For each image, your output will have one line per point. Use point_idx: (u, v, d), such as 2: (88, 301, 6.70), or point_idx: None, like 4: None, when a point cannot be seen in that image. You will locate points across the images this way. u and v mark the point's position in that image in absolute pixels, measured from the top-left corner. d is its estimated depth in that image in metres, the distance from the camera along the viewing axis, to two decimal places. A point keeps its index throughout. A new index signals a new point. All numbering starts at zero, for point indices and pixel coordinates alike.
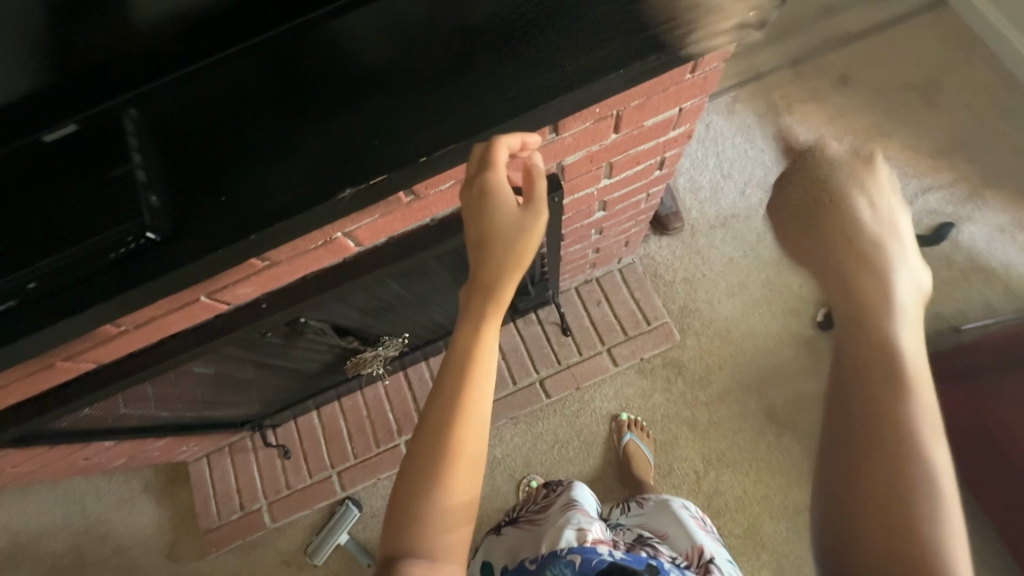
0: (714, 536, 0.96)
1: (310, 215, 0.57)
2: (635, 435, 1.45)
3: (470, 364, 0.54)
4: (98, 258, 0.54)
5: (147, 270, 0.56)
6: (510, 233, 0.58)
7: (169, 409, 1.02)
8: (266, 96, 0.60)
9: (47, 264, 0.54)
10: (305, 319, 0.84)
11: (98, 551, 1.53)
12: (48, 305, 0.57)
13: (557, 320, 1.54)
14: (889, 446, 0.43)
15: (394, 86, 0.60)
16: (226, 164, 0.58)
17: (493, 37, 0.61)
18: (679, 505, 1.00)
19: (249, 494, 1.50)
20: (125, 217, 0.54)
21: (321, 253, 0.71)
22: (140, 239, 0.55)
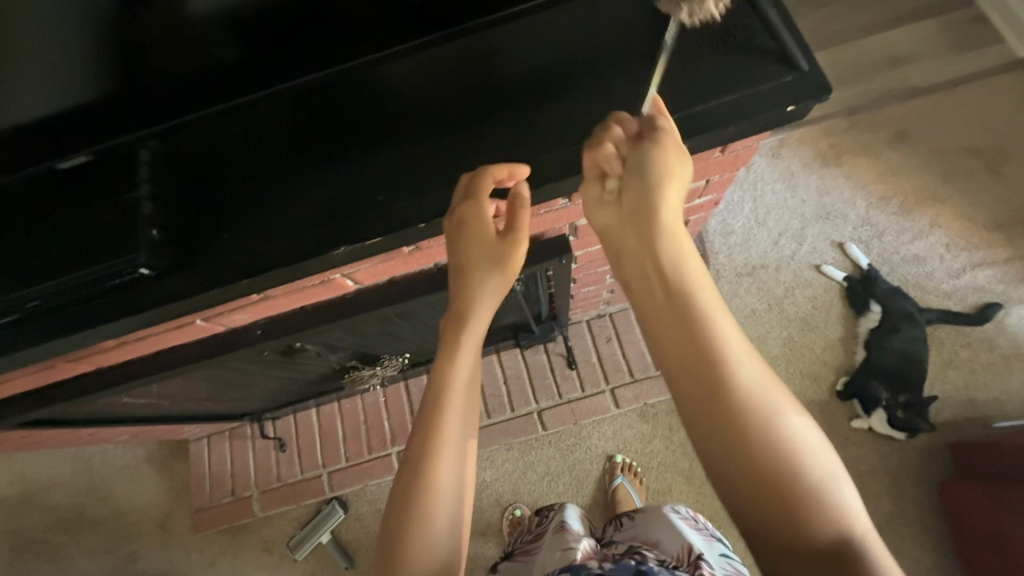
0: (707, 535, 0.94)
1: (304, 266, 0.57)
2: (627, 479, 1.43)
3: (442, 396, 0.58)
4: (96, 286, 0.55)
5: (140, 303, 0.56)
6: (486, 269, 0.63)
7: (167, 402, 1.05)
8: (279, 137, 0.60)
9: (44, 290, 0.54)
10: (301, 343, 0.84)
11: (97, 511, 1.60)
12: (45, 324, 0.58)
13: (563, 352, 1.52)
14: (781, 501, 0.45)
15: (406, 143, 0.58)
16: (229, 203, 0.58)
17: (515, 102, 0.58)
18: (669, 510, 0.98)
19: (242, 480, 1.54)
20: (121, 250, 0.54)
21: (318, 290, 0.70)
22: (134, 273, 0.55)
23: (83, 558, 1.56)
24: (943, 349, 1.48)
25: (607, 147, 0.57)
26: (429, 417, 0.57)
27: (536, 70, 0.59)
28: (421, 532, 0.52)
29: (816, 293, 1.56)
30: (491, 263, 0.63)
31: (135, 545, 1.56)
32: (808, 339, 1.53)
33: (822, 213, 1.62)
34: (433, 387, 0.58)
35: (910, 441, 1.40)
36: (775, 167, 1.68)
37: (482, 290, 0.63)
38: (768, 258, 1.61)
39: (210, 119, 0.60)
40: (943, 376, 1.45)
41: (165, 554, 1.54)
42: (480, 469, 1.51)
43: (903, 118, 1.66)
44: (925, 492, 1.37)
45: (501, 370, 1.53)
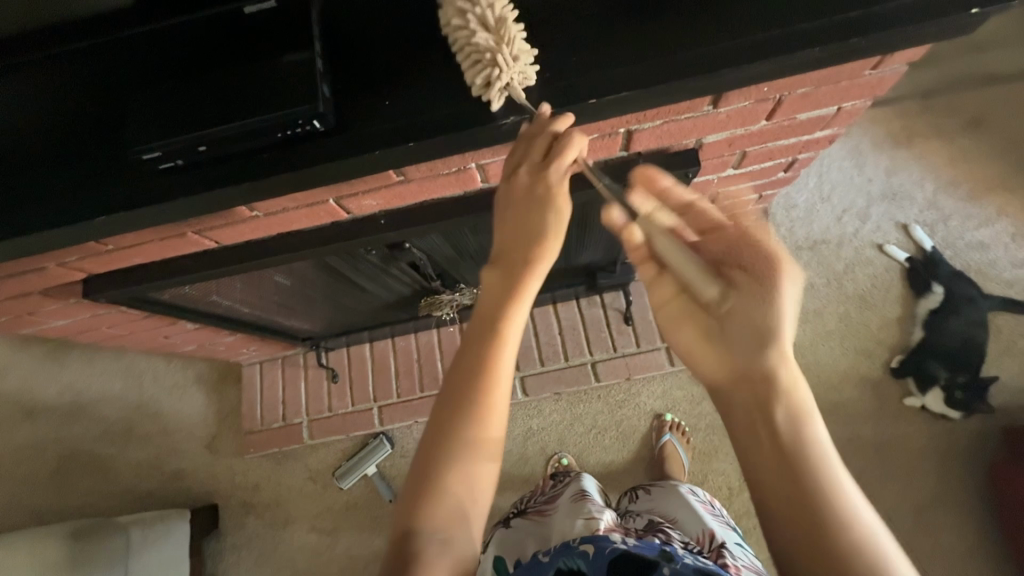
0: (720, 520, 0.97)
1: (466, 135, 0.57)
2: (674, 437, 1.44)
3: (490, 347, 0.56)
4: (269, 135, 0.56)
5: (309, 157, 0.58)
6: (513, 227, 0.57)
7: (254, 304, 1.07)
8: (446, 7, 0.59)
9: (215, 132, 0.55)
10: (407, 245, 0.85)
11: (147, 427, 1.62)
12: (203, 175, 0.59)
13: (621, 308, 1.52)
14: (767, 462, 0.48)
15: (571, 24, 0.58)
16: (395, 70, 0.58)
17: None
18: (686, 491, 1.04)
19: (293, 407, 1.56)
20: (298, 98, 0.54)
21: (451, 180, 0.71)
22: (306, 125, 0.56)
23: (130, 470, 1.59)
24: (1001, 337, 1.47)
25: (783, 39, 0.55)
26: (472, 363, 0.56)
27: None
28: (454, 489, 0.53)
29: (876, 272, 1.56)
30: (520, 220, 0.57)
31: (182, 463, 1.58)
32: (866, 315, 1.53)
33: (889, 193, 1.61)
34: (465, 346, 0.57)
35: (962, 423, 1.40)
36: (844, 144, 1.68)
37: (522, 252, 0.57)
38: (830, 234, 1.61)
39: None
40: (1000, 363, 1.45)
41: (211, 473, 1.57)
42: (528, 417, 1.53)
43: (979, 105, 1.65)
44: (973, 474, 1.37)
45: (557, 321, 1.54)
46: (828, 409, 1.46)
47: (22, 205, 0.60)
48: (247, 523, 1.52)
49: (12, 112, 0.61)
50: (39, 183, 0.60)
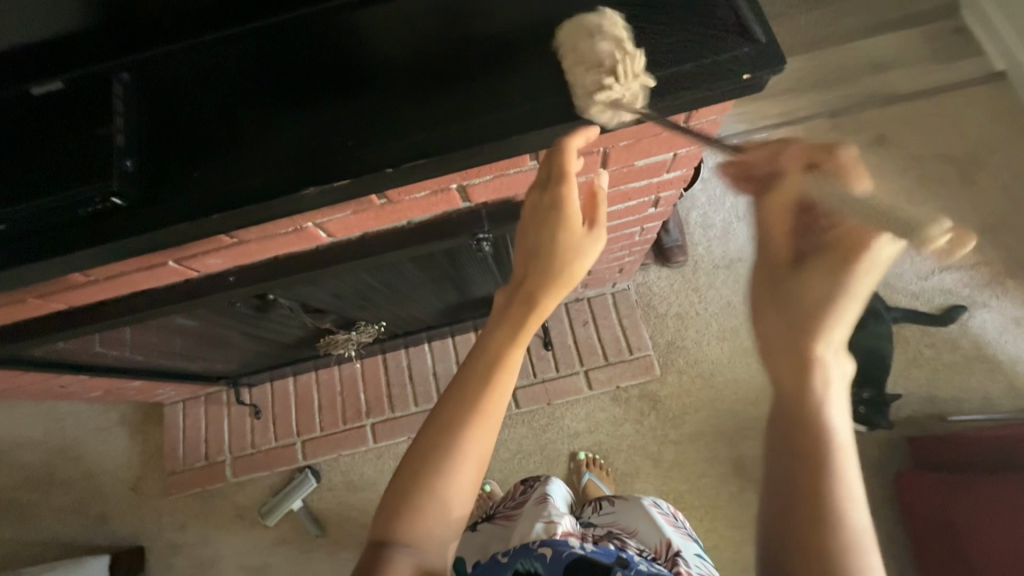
0: (683, 533, 1.00)
1: (269, 205, 0.58)
2: (594, 475, 1.43)
3: (497, 363, 0.57)
4: (70, 213, 0.57)
5: (110, 231, 0.58)
6: (551, 259, 0.59)
7: (145, 353, 1.07)
8: (256, 81, 0.61)
9: (11, 214, 0.57)
10: (271, 295, 0.86)
11: (71, 471, 1.61)
12: (7, 253, 0.60)
13: (540, 333, 1.54)
14: (813, 468, 0.47)
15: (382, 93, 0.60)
16: (202, 144, 0.59)
17: (491, 61, 0.60)
18: (649, 504, 1.05)
19: (216, 445, 1.55)
20: (91, 177, 0.56)
21: (293, 239, 0.73)
22: (106, 202, 0.57)
23: (53, 516, 1.58)
24: (908, 347, 1.51)
25: (570, 107, 0.58)
26: (479, 377, 0.56)
27: (510, 24, 0.60)
28: (433, 493, 0.52)
29: None
30: (554, 251, 0.59)
31: (107, 506, 1.57)
32: None
33: None
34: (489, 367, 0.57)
35: (871, 434, 1.44)
36: None
37: (542, 283, 0.59)
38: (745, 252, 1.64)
39: (185, 56, 0.62)
40: (907, 373, 1.49)
41: (136, 516, 1.56)
42: None
43: None
44: (882, 484, 1.41)
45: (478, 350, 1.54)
46: (744, 425, 1.49)
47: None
48: (174, 563, 1.52)
49: None
50: None
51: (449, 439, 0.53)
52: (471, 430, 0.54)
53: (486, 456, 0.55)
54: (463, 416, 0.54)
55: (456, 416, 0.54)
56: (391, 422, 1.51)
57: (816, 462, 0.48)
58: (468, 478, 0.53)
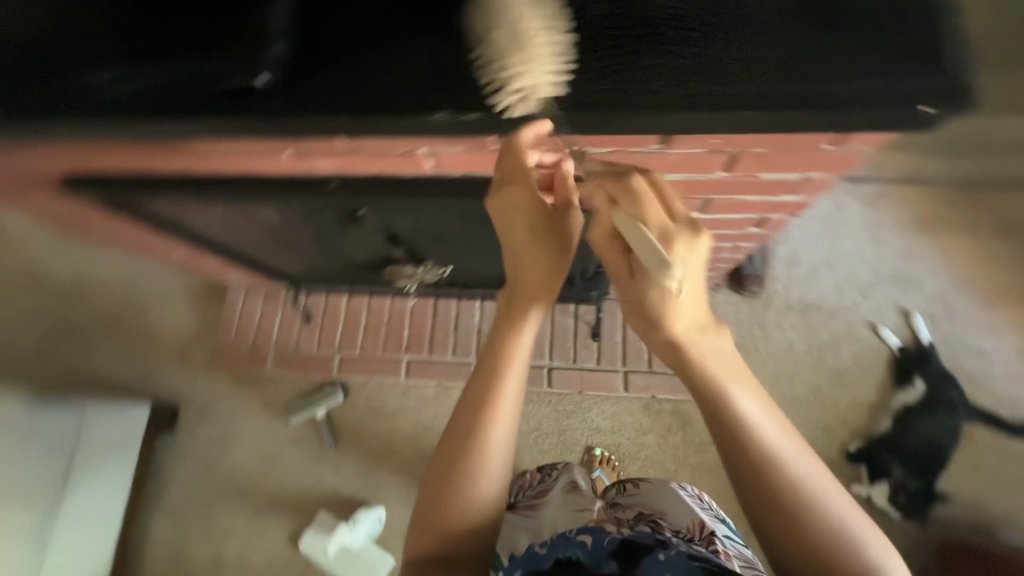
0: (710, 515, 0.93)
1: (395, 121, 0.60)
2: (604, 472, 1.43)
3: (488, 367, 0.69)
4: (208, 80, 0.59)
5: (245, 106, 0.61)
6: (546, 246, 0.70)
7: (228, 233, 1.12)
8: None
9: (148, 69, 0.58)
10: (362, 210, 0.87)
11: (133, 322, 1.74)
12: (126, 96, 0.60)
13: (591, 322, 1.51)
14: (769, 481, 0.59)
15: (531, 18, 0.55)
16: (347, 45, 0.62)
17: (641, 21, 0.56)
18: (676, 487, 0.98)
19: (264, 337, 1.63)
20: (236, 51, 0.58)
21: (400, 160, 0.74)
22: (246, 80, 0.59)
23: (110, 357, 1.72)
24: (974, 449, 1.40)
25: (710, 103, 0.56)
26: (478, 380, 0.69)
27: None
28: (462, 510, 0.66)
29: (862, 351, 1.51)
30: (548, 243, 0.70)
31: (155, 362, 1.70)
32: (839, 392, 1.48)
33: (900, 276, 1.54)
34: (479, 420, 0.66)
35: (902, 524, 1.36)
36: None
37: (528, 275, 0.70)
38: (825, 301, 1.56)
39: None
40: (963, 475, 1.38)
41: (178, 378, 1.68)
42: None
43: None
44: None
45: None
46: None
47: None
48: (199, 430, 1.63)
49: None
50: None
51: (465, 452, 0.66)
52: (478, 440, 0.66)
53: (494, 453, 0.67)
54: (472, 425, 0.67)
55: (466, 426, 0.67)
56: (426, 364, 1.55)
57: (769, 474, 0.60)
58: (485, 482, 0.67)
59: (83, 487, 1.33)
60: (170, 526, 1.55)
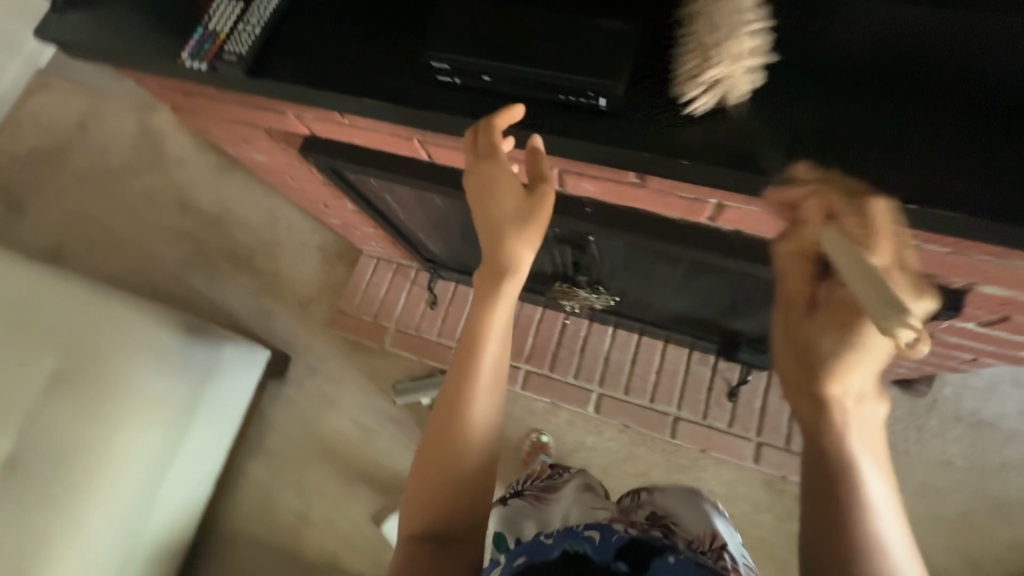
0: (738, 540, 0.73)
1: (731, 175, 0.59)
2: None
3: (458, 371, 0.58)
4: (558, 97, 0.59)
5: (590, 130, 0.60)
6: (513, 220, 0.57)
7: (409, 213, 1.09)
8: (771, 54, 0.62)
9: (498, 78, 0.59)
10: (590, 240, 0.84)
11: (263, 264, 1.77)
12: (469, 101, 0.61)
13: (730, 380, 1.40)
14: (843, 528, 0.50)
15: (897, 119, 0.58)
16: (696, 87, 0.61)
17: (1013, 134, 0.55)
18: (705, 498, 0.79)
19: (387, 310, 1.61)
20: (596, 70, 0.56)
21: (682, 205, 0.68)
22: (593, 99, 0.58)
23: (235, 293, 1.75)
24: None
25: None
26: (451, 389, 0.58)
27: None
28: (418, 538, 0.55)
29: None
30: (516, 216, 0.57)
31: (276, 307, 1.72)
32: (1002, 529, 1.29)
33: None
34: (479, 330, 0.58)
35: None
36: None
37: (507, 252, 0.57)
38: (1002, 423, 1.35)
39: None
40: None
41: (294, 329, 1.69)
42: (585, 431, 1.48)
43: None
44: None
45: (659, 360, 1.45)
46: None
47: (311, 61, 0.63)
48: (305, 385, 1.63)
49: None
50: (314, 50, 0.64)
51: (430, 464, 0.57)
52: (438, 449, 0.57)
53: (456, 470, 0.56)
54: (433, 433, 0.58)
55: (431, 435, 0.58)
56: (544, 379, 1.48)
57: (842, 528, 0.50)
58: (439, 503, 0.56)
59: (217, 415, 1.42)
60: (263, 470, 1.57)
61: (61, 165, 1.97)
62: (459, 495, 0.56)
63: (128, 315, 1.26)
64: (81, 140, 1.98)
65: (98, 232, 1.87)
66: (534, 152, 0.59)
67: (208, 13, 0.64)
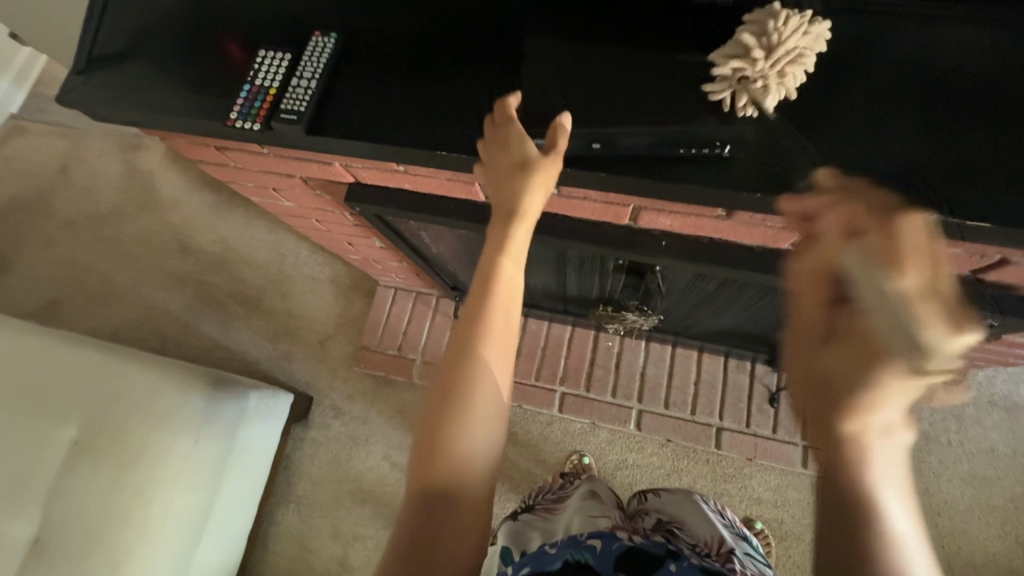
0: (735, 532, 0.81)
1: None
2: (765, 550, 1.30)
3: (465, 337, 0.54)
4: (673, 147, 0.55)
5: (701, 177, 0.55)
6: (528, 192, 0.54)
7: (445, 249, 1.04)
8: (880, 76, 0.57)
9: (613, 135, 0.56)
10: (655, 268, 0.83)
11: (274, 302, 1.70)
12: None
13: (769, 386, 1.40)
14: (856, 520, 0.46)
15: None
16: (806, 118, 0.57)
17: None
18: (699, 498, 0.87)
19: (412, 342, 1.58)
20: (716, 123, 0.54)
21: (767, 233, 0.65)
22: (716, 150, 0.55)
23: (247, 335, 1.68)
24: None
25: None
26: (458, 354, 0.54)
27: None
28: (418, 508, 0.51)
29: None
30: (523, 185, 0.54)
31: (294, 347, 1.65)
32: None
33: None
34: (473, 336, 0.53)
35: None
36: None
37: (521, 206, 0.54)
38: None
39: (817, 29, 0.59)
40: None
41: (314, 368, 1.63)
42: (627, 449, 1.44)
43: None
44: None
45: (696, 371, 1.44)
46: None
47: (367, 111, 0.60)
48: (331, 426, 1.57)
49: (354, 34, 0.63)
50: (375, 100, 0.60)
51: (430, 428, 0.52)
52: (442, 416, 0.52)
53: (457, 438, 0.51)
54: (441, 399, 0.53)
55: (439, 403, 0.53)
56: (582, 400, 1.46)
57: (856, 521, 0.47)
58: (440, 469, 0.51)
59: (247, 468, 1.36)
60: (296, 518, 1.51)
61: (49, 213, 1.87)
62: (463, 465, 0.51)
63: (159, 382, 1.17)
64: (68, 186, 1.89)
65: (96, 281, 1.78)
66: (557, 128, 0.54)
67: (253, 69, 0.62)
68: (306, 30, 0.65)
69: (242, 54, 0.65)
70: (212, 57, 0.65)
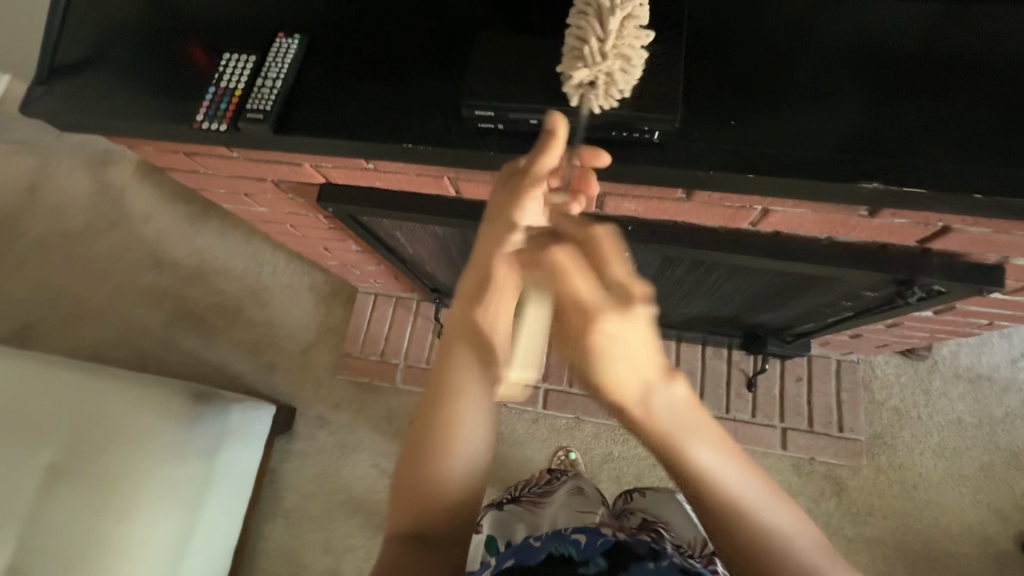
0: None
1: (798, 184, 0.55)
2: None
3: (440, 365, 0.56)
4: (607, 131, 0.56)
5: (636, 161, 0.57)
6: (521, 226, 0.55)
7: (420, 248, 1.06)
8: (819, 50, 0.58)
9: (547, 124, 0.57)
10: (625, 255, 0.85)
11: (253, 314, 1.69)
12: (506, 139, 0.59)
13: (747, 370, 1.43)
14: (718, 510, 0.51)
15: (958, 104, 0.55)
16: (749, 94, 0.57)
17: None
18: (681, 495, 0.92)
19: (394, 346, 1.58)
20: (650, 105, 0.54)
21: (727, 213, 0.67)
22: (648, 134, 0.56)
23: (227, 349, 1.66)
24: None
25: None
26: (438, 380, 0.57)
27: None
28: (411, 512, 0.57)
29: None
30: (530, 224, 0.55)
31: (275, 358, 1.64)
32: (1015, 476, 1.35)
33: None
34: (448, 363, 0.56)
35: None
36: None
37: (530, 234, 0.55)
38: (998, 374, 1.43)
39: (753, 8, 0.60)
40: None
41: (296, 378, 1.62)
42: (612, 441, 1.45)
43: None
44: None
45: (675, 360, 1.46)
46: (935, 557, 1.32)
47: (331, 108, 0.61)
48: (318, 437, 1.56)
49: (312, 36, 0.65)
50: (333, 99, 0.62)
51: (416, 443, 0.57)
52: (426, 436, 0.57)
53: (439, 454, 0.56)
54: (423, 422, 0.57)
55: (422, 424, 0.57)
56: (566, 394, 1.48)
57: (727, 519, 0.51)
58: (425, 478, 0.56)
59: (231, 484, 1.33)
60: (284, 532, 1.49)
61: (17, 235, 1.82)
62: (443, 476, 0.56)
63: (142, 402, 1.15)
64: (36, 206, 1.85)
65: (69, 303, 1.74)
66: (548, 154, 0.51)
67: (219, 71, 0.63)
68: (272, 31, 0.66)
69: (208, 58, 0.65)
70: (178, 61, 0.66)
